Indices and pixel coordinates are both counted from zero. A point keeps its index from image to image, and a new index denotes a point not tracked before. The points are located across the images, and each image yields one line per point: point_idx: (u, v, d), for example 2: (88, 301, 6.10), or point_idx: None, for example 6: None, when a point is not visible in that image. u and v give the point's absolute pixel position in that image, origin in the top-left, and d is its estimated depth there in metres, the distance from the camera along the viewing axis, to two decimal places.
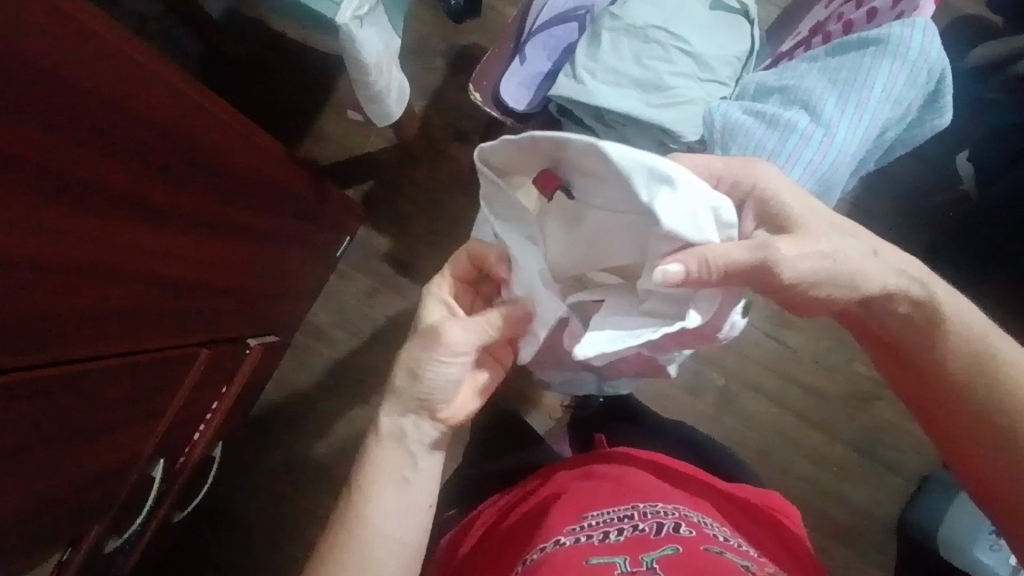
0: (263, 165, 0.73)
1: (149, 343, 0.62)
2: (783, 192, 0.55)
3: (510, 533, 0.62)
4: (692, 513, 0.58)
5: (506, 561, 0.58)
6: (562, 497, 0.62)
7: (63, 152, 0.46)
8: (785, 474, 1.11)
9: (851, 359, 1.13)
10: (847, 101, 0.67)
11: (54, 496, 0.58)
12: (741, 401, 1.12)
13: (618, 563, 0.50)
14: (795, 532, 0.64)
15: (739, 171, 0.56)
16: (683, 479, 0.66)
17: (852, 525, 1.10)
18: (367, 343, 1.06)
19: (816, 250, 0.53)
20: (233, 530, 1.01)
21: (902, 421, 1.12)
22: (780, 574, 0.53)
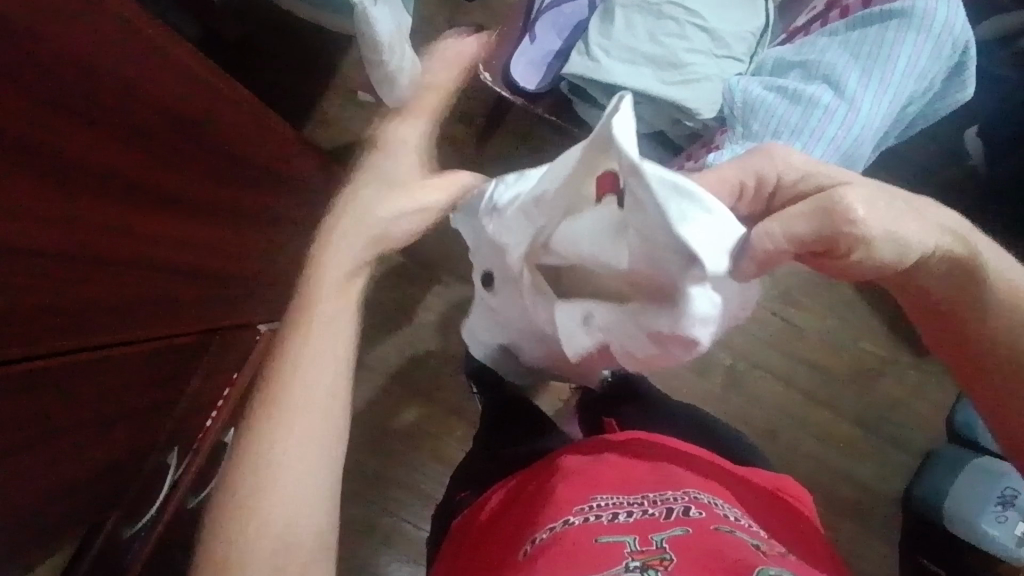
0: (261, 151, 0.74)
1: (155, 333, 0.64)
2: (814, 171, 0.48)
3: (515, 512, 0.60)
4: (701, 491, 0.57)
5: (511, 540, 0.57)
6: (567, 476, 0.61)
7: (88, 138, 0.48)
8: (792, 454, 1.12)
9: (856, 337, 1.14)
10: (870, 75, 0.66)
11: (69, 482, 0.61)
12: (747, 381, 1.13)
13: (628, 541, 0.49)
14: (807, 519, 0.63)
15: (756, 164, 0.50)
16: (696, 459, 0.65)
17: (859, 501, 1.11)
18: (376, 324, 1.08)
19: (880, 206, 0.44)
20: None
21: (908, 398, 1.13)
22: (790, 556, 0.52)
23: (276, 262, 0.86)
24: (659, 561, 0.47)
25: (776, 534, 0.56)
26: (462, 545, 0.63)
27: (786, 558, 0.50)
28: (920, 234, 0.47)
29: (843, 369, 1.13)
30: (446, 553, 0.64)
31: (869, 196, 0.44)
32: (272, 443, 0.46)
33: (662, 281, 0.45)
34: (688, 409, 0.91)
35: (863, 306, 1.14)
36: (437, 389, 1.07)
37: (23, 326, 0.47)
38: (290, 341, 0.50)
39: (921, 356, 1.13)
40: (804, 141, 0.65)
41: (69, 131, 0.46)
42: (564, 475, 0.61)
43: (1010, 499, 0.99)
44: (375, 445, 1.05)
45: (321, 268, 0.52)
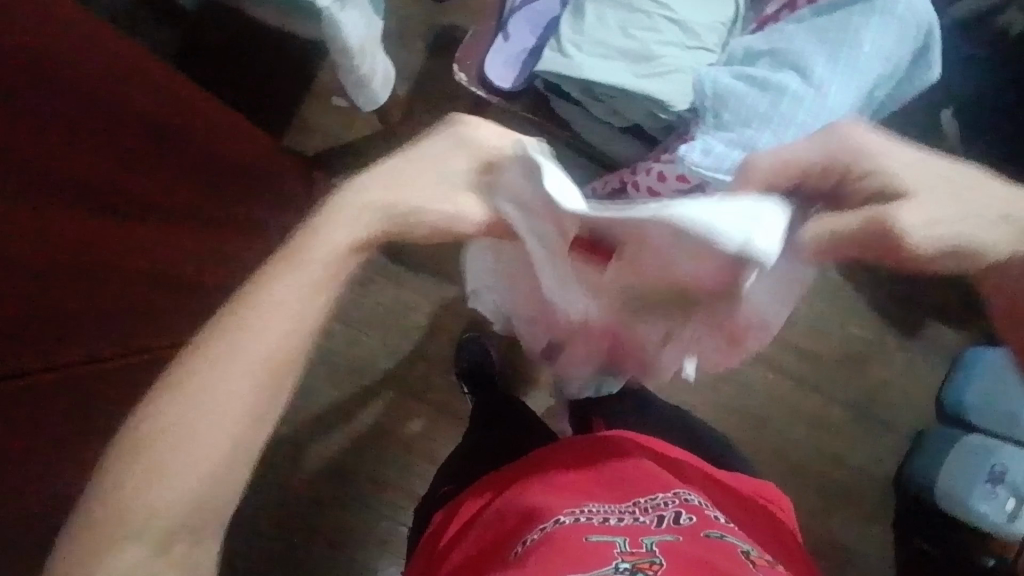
0: (235, 155, 0.73)
1: (129, 342, 0.62)
2: (881, 165, 0.45)
3: (501, 508, 0.59)
4: (691, 496, 0.57)
5: (497, 539, 0.55)
6: (552, 476, 0.60)
7: (64, 153, 0.47)
8: (784, 440, 1.13)
9: (844, 323, 1.15)
10: (837, 60, 0.66)
11: None
12: (737, 369, 1.13)
13: (618, 543, 0.48)
14: (788, 527, 0.64)
15: (830, 147, 0.46)
16: (681, 463, 0.65)
17: (852, 485, 1.12)
18: (365, 330, 1.08)
19: (940, 222, 0.43)
20: (242, 522, 1.03)
21: (897, 380, 1.14)
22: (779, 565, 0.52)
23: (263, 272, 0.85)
24: (649, 565, 0.45)
25: (768, 544, 0.56)
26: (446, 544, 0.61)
27: (775, 569, 0.49)
28: (984, 235, 0.43)
29: (832, 353, 1.14)
30: (424, 556, 0.63)
31: (924, 207, 0.43)
32: (183, 413, 0.42)
33: (719, 281, 0.46)
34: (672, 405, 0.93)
35: (850, 289, 1.15)
36: (429, 390, 1.08)
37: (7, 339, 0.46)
38: (227, 328, 0.43)
39: (907, 338, 1.14)
40: (771, 129, 0.65)
41: (45, 148, 0.45)
42: (550, 476, 0.60)
43: (999, 475, 1.00)
44: (368, 448, 1.06)
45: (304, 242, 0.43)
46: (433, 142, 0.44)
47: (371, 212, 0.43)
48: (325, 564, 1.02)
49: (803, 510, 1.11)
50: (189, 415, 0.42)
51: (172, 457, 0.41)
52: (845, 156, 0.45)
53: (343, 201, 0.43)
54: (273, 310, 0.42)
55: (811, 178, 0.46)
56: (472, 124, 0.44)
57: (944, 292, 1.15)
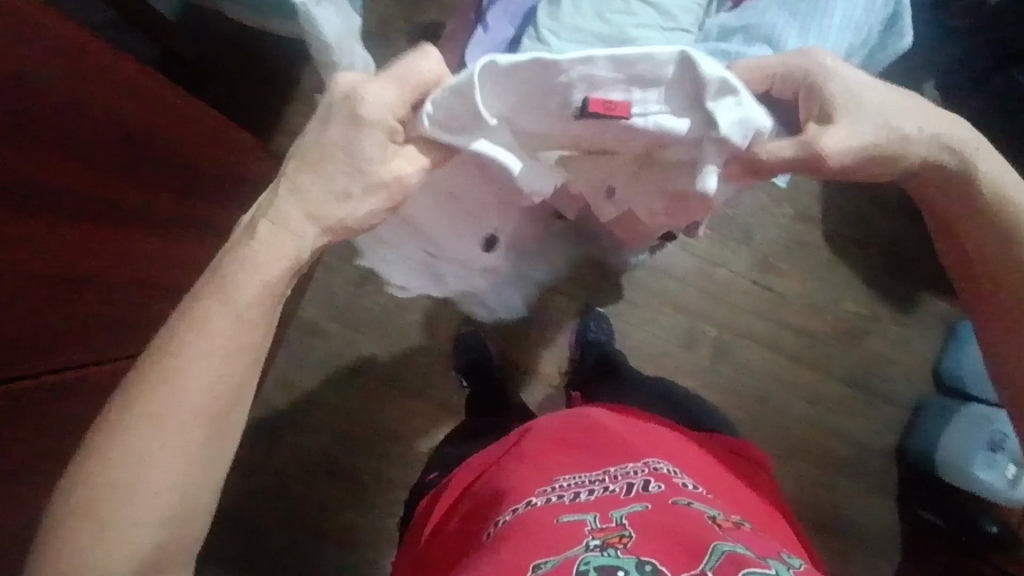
0: (214, 155, 0.73)
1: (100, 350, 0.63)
2: (840, 73, 0.47)
3: (479, 501, 0.59)
4: (661, 464, 0.56)
5: (474, 530, 0.56)
6: (524, 459, 0.60)
7: (50, 158, 0.47)
8: (785, 417, 1.13)
9: (838, 298, 1.15)
10: (809, 31, 0.67)
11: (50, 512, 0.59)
12: (735, 349, 1.14)
13: (588, 520, 0.48)
14: (770, 493, 0.64)
15: (794, 61, 0.49)
16: (647, 430, 0.63)
17: (854, 458, 1.13)
18: (362, 329, 1.08)
19: (863, 138, 0.46)
20: (248, 526, 1.03)
21: (893, 352, 1.15)
22: (751, 523, 0.51)
23: None
24: (619, 539, 0.45)
25: (740, 501, 0.56)
26: (430, 535, 0.62)
27: (746, 528, 0.48)
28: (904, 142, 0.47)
29: (827, 331, 1.15)
30: (410, 558, 0.63)
31: (846, 128, 0.46)
32: (131, 464, 0.40)
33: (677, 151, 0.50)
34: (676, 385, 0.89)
35: (842, 267, 1.15)
36: (427, 387, 1.08)
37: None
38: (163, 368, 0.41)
39: (901, 312, 1.15)
40: None
41: (34, 155, 0.45)
42: (521, 460, 0.60)
43: (1000, 443, 1.00)
44: (370, 448, 1.06)
45: (236, 274, 0.42)
46: (336, 126, 0.43)
47: (307, 223, 0.44)
48: (333, 564, 1.03)
49: (806, 488, 1.12)
50: (139, 464, 0.40)
51: (131, 507, 0.40)
52: (799, 74, 0.48)
53: (269, 222, 0.43)
54: (213, 345, 0.42)
55: (776, 84, 0.50)
56: (363, 89, 0.43)
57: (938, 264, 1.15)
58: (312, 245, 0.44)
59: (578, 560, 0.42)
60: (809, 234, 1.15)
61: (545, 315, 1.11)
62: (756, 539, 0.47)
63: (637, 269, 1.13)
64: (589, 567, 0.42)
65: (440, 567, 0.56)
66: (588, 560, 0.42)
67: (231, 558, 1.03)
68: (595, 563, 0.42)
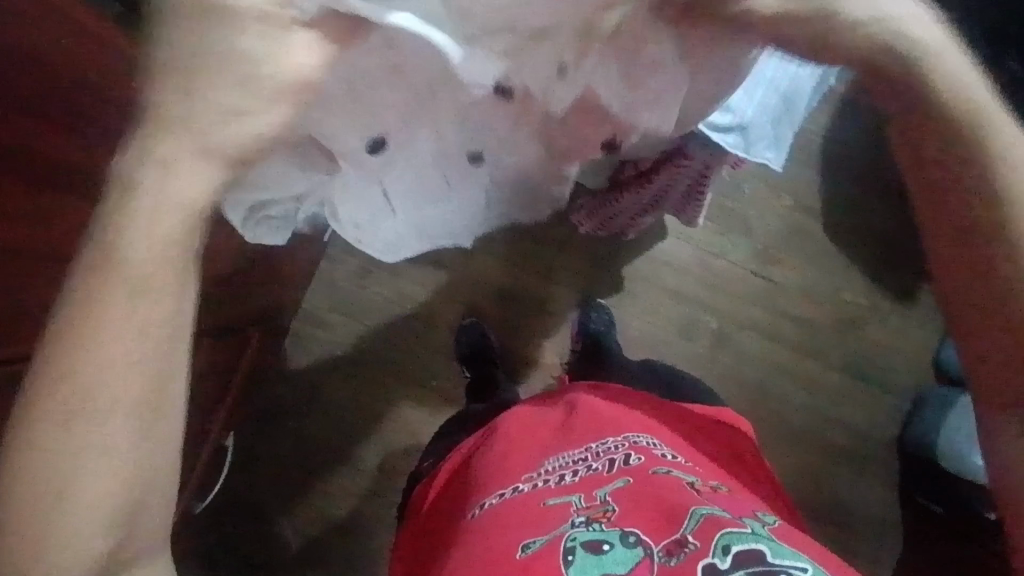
0: None
1: None
2: None
3: (468, 481, 0.60)
4: (641, 438, 0.57)
5: (462, 509, 0.57)
6: (507, 440, 0.61)
7: None
8: (785, 406, 1.14)
9: (838, 287, 1.16)
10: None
11: None
12: (735, 339, 1.15)
13: (573, 500, 0.50)
14: (752, 451, 0.66)
15: None
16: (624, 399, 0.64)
17: (855, 447, 1.13)
18: (365, 320, 1.09)
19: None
20: (253, 514, 1.05)
21: (894, 341, 1.15)
22: (728, 485, 0.53)
23: (269, 267, 0.86)
24: (602, 513, 0.48)
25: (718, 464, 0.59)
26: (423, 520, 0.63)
27: (720, 494, 0.50)
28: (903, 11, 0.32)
29: (827, 320, 1.15)
30: (407, 536, 0.65)
31: None
32: (51, 478, 0.31)
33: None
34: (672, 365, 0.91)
35: (841, 257, 1.16)
36: (431, 377, 1.09)
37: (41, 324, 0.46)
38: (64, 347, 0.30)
39: (900, 301, 1.15)
40: None
41: None
42: (504, 441, 0.61)
43: None
44: (374, 437, 1.07)
45: (128, 221, 0.29)
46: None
47: (200, 160, 0.28)
48: (340, 553, 1.04)
49: (806, 477, 1.13)
50: (61, 477, 0.31)
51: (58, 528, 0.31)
52: None
53: (153, 158, 0.28)
54: (128, 323, 0.30)
55: None
56: None
57: None
58: (217, 185, 0.29)
59: (565, 538, 0.46)
60: (809, 224, 1.16)
61: (546, 305, 1.12)
62: (730, 503, 0.49)
63: (637, 260, 1.14)
64: (575, 544, 0.45)
65: (434, 549, 0.57)
66: (574, 536, 0.46)
67: (240, 548, 1.04)
68: (581, 540, 0.45)
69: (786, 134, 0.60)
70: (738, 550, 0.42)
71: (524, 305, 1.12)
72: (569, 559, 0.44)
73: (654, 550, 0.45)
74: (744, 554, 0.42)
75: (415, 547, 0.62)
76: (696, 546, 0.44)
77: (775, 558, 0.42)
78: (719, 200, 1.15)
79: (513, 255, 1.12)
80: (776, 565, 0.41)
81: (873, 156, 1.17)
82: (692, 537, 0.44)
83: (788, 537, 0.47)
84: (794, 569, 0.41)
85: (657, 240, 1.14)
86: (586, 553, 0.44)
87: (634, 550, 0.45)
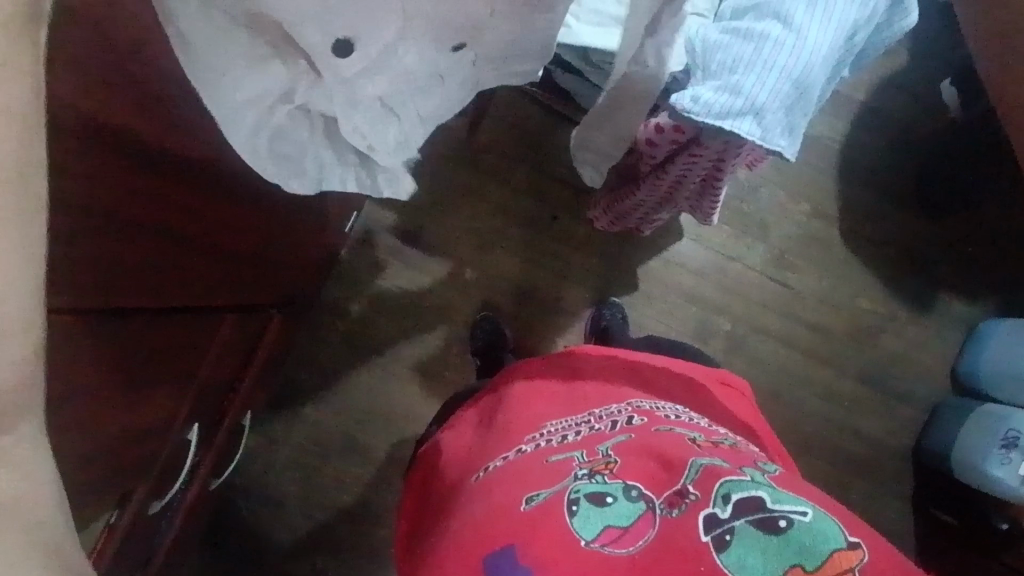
0: None
1: (180, 299, 0.64)
2: None
3: (472, 441, 0.64)
4: (644, 403, 0.61)
5: (468, 467, 0.61)
6: (511, 402, 0.64)
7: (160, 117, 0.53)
8: (799, 413, 1.14)
9: (855, 295, 1.16)
10: (816, 4, 0.57)
11: (116, 448, 0.62)
12: (749, 343, 1.15)
13: (576, 456, 0.53)
14: (748, 415, 0.70)
15: None
16: (626, 368, 0.68)
17: (868, 457, 1.12)
18: (382, 311, 1.11)
19: None
20: (266, 498, 1.06)
21: (911, 351, 1.15)
22: (726, 439, 0.58)
23: (297, 251, 0.89)
24: (605, 466, 0.51)
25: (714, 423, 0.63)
26: (429, 483, 0.66)
27: (719, 448, 0.54)
28: None
29: (842, 328, 1.15)
30: (413, 494, 0.69)
31: None
32: None
33: None
34: (675, 340, 0.91)
35: (858, 265, 1.16)
36: (444, 369, 1.11)
37: (103, 271, 0.48)
38: None
39: (917, 311, 1.15)
40: (758, 73, 0.57)
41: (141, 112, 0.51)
42: (508, 403, 0.65)
43: (1014, 439, 0.93)
44: (388, 425, 1.09)
45: None
46: None
47: None
48: (350, 539, 1.06)
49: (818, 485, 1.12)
50: None
51: None
52: None
53: None
54: None
55: None
56: None
57: (955, 263, 1.16)
58: None
59: (570, 489, 0.50)
60: (826, 231, 1.16)
61: (561, 303, 1.13)
62: (729, 457, 0.52)
63: (653, 261, 1.15)
64: (580, 496, 0.49)
65: (440, 508, 0.60)
66: (578, 488, 0.50)
67: (254, 529, 1.06)
68: (585, 492, 0.49)
69: (799, 126, 0.61)
70: (738, 499, 0.47)
71: (540, 301, 1.13)
72: (574, 508, 0.49)
73: (656, 504, 0.49)
74: (744, 502, 0.46)
75: (423, 502, 0.65)
76: (697, 497, 0.48)
77: (773, 504, 0.46)
78: (737, 204, 1.16)
79: (530, 252, 1.14)
80: (773, 511, 0.46)
81: (892, 165, 1.17)
82: (692, 488, 0.48)
83: (784, 483, 0.51)
84: (792, 514, 0.45)
85: (673, 242, 1.15)
86: (590, 505, 0.49)
87: (636, 504, 0.49)
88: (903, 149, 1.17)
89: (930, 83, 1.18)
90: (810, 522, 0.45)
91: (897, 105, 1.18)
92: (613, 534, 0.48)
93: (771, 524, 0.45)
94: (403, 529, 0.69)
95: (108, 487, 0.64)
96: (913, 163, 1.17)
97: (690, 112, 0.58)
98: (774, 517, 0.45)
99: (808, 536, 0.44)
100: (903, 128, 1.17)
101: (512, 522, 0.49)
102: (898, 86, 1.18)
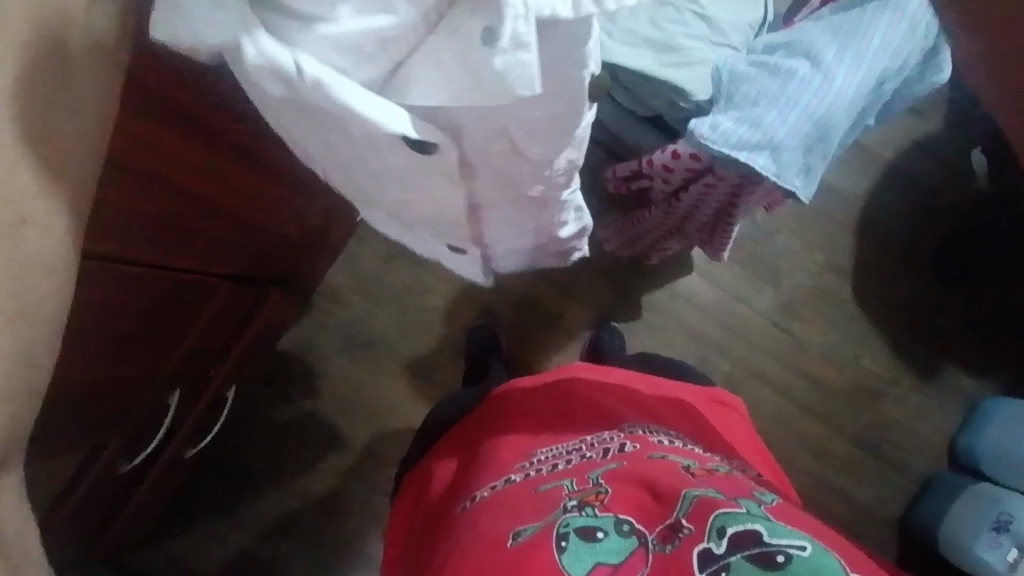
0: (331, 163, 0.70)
1: (184, 261, 0.64)
2: None
3: (462, 470, 0.64)
4: (637, 429, 0.61)
5: (459, 492, 0.60)
6: (506, 426, 0.64)
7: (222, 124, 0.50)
8: (788, 465, 1.11)
9: (860, 355, 1.14)
10: (846, 50, 0.58)
11: (96, 393, 0.63)
12: (747, 388, 1.13)
13: (566, 485, 0.53)
14: (744, 440, 0.69)
15: None
16: (621, 388, 0.68)
17: (852, 520, 1.09)
18: (382, 305, 1.11)
19: None
20: (241, 476, 1.06)
21: (911, 419, 1.12)
22: (720, 467, 0.57)
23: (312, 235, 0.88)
24: (595, 497, 0.50)
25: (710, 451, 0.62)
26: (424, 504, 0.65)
27: (714, 476, 0.54)
28: None
29: (843, 385, 1.13)
30: (405, 509, 0.70)
31: None
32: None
33: None
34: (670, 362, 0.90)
35: (866, 323, 1.14)
36: (436, 370, 1.10)
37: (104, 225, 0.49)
38: None
39: (921, 379, 1.13)
40: (780, 109, 0.57)
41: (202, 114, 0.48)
42: (499, 429, 0.64)
43: (1005, 523, 0.90)
44: (371, 419, 1.08)
45: None
46: None
47: None
48: (318, 528, 1.05)
49: None
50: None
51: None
52: None
53: None
54: None
55: None
56: None
57: (965, 335, 1.14)
58: None
59: (558, 523, 0.48)
60: (838, 285, 1.15)
61: (562, 320, 1.13)
62: (723, 486, 0.52)
63: (659, 292, 1.13)
64: (569, 530, 0.48)
65: (430, 535, 0.60)
66: (568, 522, 0.48)
67: (219, 505, 1.05)
68: (575, 526, 0.48)
69: (817, 170, 0.60)
70: (733, 533, 0.45)
71: (540, 316, 1.13)
72: (563, 544, 0.47)
73: (648, 539, 0.48)
74: (739, 536, 0.45)
75: (416, 526, 0.65)
76: (691, 531, 0.47)
77: (771, 539, 0.45)
78: (752, 247, 1.15)
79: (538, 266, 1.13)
80: (771, 545, 0.44)
81: (914, 228, 1.16)
82: (686, 522, 0.47)
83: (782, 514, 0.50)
84: (790, 548, 0.44)
85: (682, 276, 1.14)
86: (581, 539, 0.47)
87: (628, 539, 0.48)
88: (927, 214, 1.16)
89: (962, 151, 1.16)
90: (809, 557, 0.43)
91: (926, 168, 1.16)
92: (604, 572, 0.46)
93: (769, 558, 0.44)
94: (390, 558, 0.68)
95: (77, 435, 0.65)
96: (937, 228, 1.16)
97: (708, 139, 0.57)
98: (772, 551, 0.44)
99: (806, 571, 0.43)
100: (930, 193, 1.16)
101: (497, 557, 0.47)
102: (931, 150, 1.16)
